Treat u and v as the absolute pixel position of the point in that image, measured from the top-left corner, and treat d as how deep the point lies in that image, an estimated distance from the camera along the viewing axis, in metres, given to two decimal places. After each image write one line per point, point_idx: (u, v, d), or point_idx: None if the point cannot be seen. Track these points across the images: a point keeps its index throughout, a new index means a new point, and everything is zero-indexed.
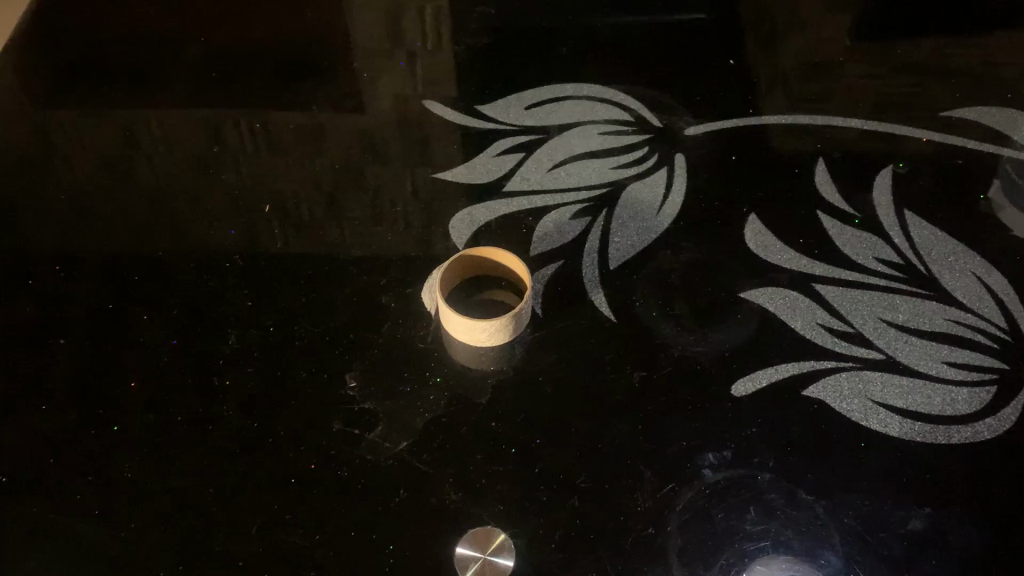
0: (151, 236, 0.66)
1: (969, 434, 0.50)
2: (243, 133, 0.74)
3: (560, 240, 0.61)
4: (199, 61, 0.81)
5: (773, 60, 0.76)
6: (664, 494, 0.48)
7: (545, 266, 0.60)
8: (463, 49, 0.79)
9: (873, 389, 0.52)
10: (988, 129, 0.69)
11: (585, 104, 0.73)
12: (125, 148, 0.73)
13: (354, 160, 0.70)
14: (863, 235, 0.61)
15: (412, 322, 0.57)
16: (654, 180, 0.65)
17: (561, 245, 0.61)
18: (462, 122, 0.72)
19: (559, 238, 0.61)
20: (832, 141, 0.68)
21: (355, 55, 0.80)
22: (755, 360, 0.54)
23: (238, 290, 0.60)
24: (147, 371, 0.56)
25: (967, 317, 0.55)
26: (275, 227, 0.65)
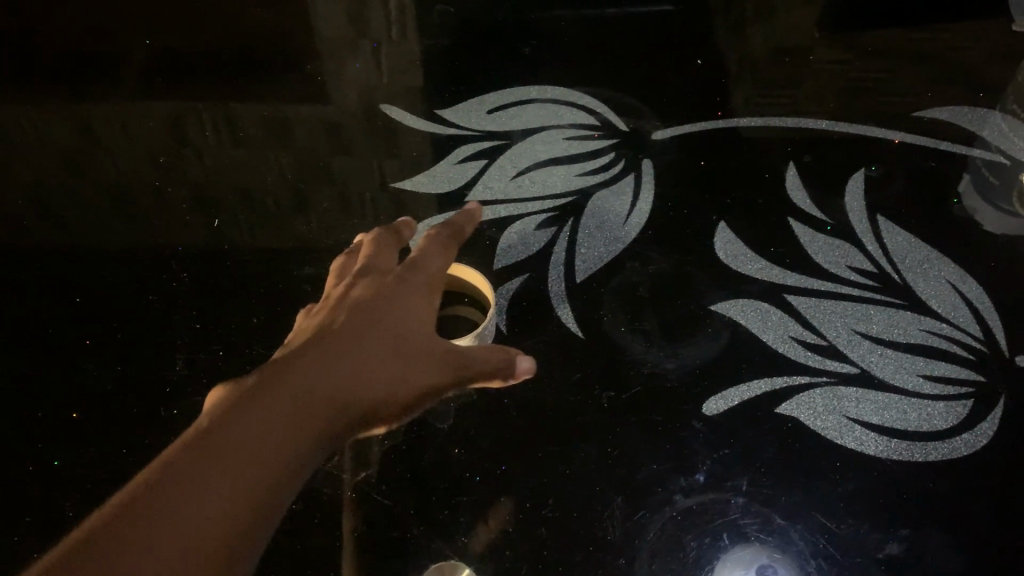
0: (96, 252, 0.63)
1: (947, 450, 0.48)
2: (193, 137, 0.70)
3: (522, 253, 0.59)
4: (145, 57, 0.77)
5: (742, 55, 0.74)
6: (634, 522, 0.47)
7: (507, 281, 0.58)
8: (424, 46, 0.76)
9: (848, 405, 0.51)
10: (963, 125, 0.67)
11: (550, 107, 0.70)
12: (69, 154, 0.70)
13: (309, 167, 0.67)
14: (835, 243, 0.59)
15: None
16: (621, 187, 0.63)
17: (523, 259, 0.59)
18: (421, 126, 0.69)
19: (521, 252, 0.59)
20: (802, 142, 0.66)
21: (311, 53, 0.77)
22: (725, 377, 0.52)
23: (187, 311, 0.58)
24: (91, 400, 0.54)
25: (942, 327, 0.54)
26: (225, 241, 0.62)
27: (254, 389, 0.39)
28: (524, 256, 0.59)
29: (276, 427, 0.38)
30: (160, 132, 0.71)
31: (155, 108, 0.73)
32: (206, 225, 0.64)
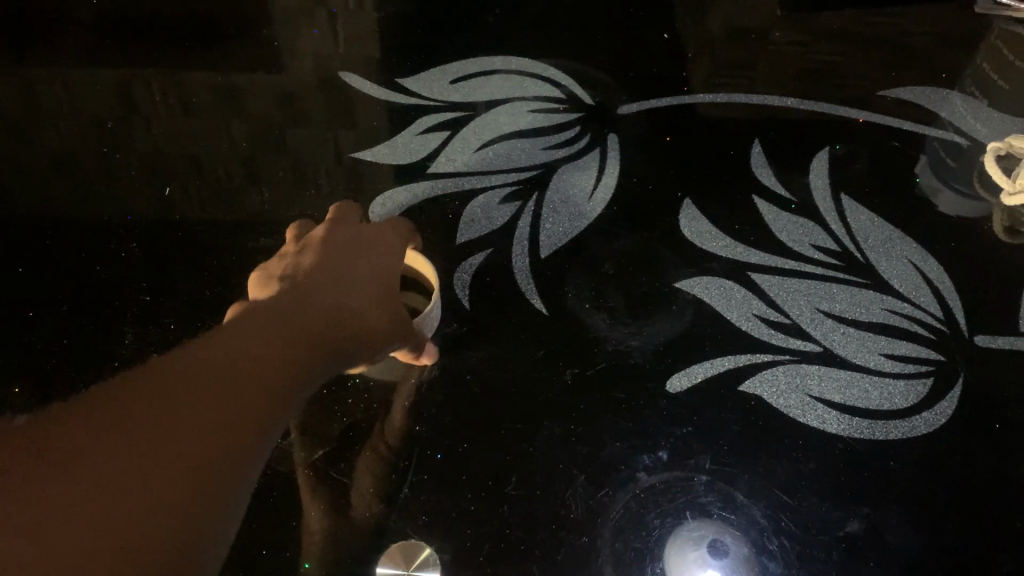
0: (39, 220, 0.60)
1: (907, 429, 0.49)
2: (143, 101, 0.68)
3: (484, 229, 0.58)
4: (92, 18, 0.74)
5: (708, 30, 0.73)
6: (598, 500, 0.46)
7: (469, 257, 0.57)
8: (384, 14, 0.74)
9: (811, 384, 0.51)
10: (925, 106, 0.67)
11: (514, 79, 0.69)
12: (10, 116, 0.67)
13: (265, 137, 0.65)
14: (799, 222, 0.59)
15: None
16: (586, 162, 0.62)
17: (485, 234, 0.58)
18: (382, 95, 0.68)
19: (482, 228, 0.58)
20: (767, 120, 0.66)
21: (267, 18, 0.74)
22: (690, 354, 0.52)
23: (136, 283, 0.56)
24: (33, 373, 0.52)
25: (904, 306, 0.54)
26: (176, 211, 0.60)
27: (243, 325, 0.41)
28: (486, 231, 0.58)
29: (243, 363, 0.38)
30: (107, 97, 0.68)
31: (101, 71, 0.70)
32: (157, 194, 0.61)
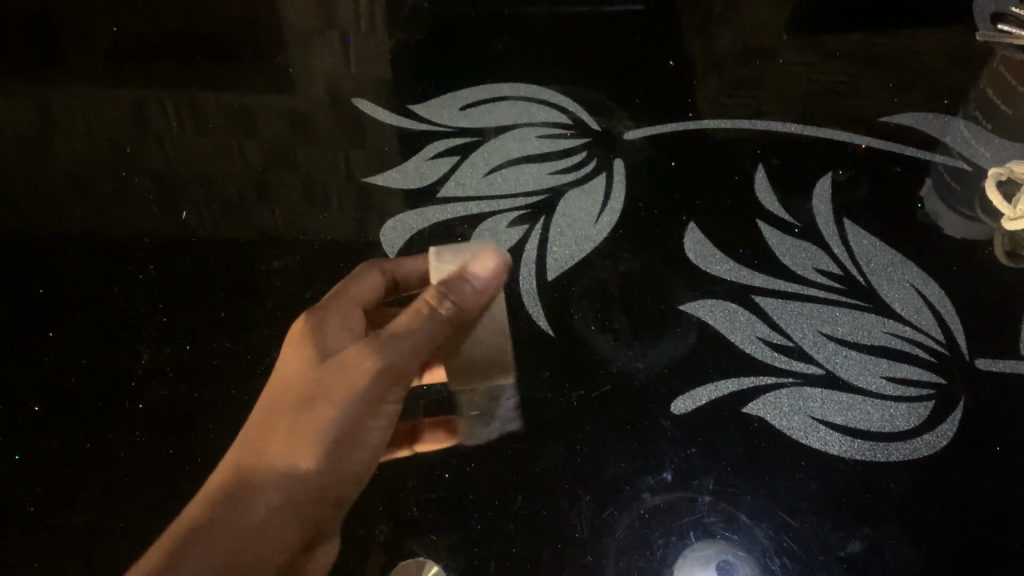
0: (58, 242, 0.62)
1: (908, 451, 0.50)
2: (160, 125, 0.69)
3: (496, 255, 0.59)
4: (110, 43, 0.76)
5: (713, 55, 0.74)
6: (603, 520, 0.47)
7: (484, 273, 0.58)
8: (395, 39, 0.76)
9: (813, 406, 0.51)
10: (927, 131, 0.68)
11: (523, 105, 0.70)
12: (31, 139, 0.69)
13: (277, 160, 0.67)
14: (802, 246, 0.60)
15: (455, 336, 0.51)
16: (592, 187, 0.64)
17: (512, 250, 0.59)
18: (392, 120, 0.69)
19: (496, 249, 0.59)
20: (772, 144, 0.67)
21: (281, 43, 0.76)
22: (693, 377, 0.53)
23: (152, 304, 0.57)
24: (53, 394, 0.53)
25: (905, 329, 0.55)
26: (191, 233, 0.62)
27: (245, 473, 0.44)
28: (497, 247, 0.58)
29: (289, 458, 0.43)
30: (125, 119, 0.70)
31: (120, 94, 0.72)
32: (173, 217, 0.63)
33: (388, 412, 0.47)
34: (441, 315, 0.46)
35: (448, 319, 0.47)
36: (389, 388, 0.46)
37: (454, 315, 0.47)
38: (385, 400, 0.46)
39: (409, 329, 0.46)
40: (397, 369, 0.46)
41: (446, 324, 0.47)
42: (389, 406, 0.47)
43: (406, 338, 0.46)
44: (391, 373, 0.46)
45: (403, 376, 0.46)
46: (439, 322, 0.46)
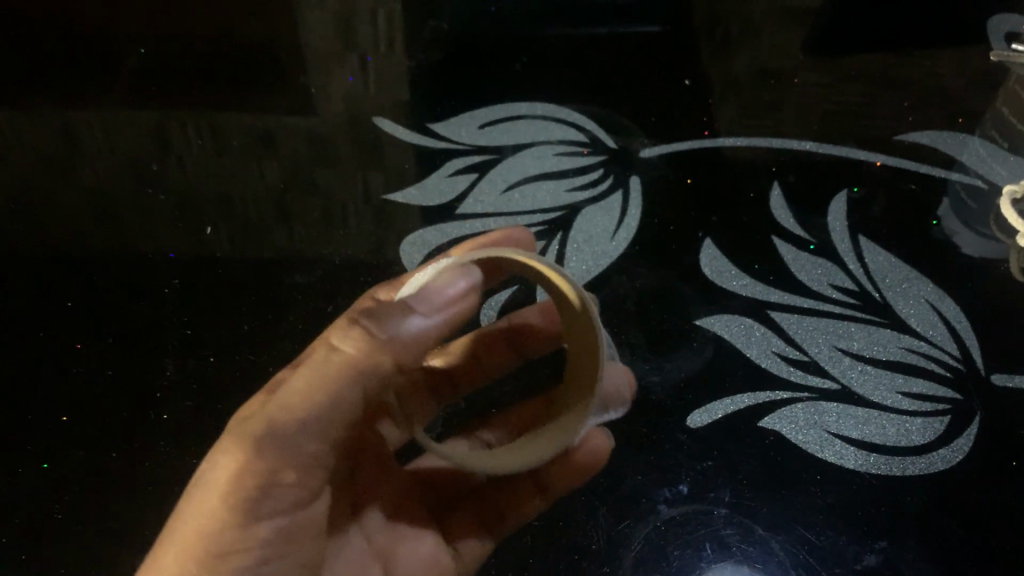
0: (86, 255, 0.63)
1: (924, 465, 0.50)
2: (186, 143, 0.71)
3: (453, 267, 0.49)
4: (138, 63, 0.78)
5: (728, 75, 0.75)
6: (619, 531, 0.48)
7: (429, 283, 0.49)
8: (414, 61, 0.77)
9: (830, 420, 0.52)
10: (942, 150, 0.68)
11: (540, 124, 0.71)
12: (59, 158, 0.71)
13: (300, 177, 0.68)
14: (818, 262, 0.60)
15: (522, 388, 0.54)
16: (609, 203, 0.65)
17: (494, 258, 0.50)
18: (412, 139, 0.70)
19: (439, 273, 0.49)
20: (787, 162, 0.67)
21: (303, 65, 0.77)
22: (709, 391, 0.53)
23: (176, 317, 0.59)
24: (80, 404, 0.55)
25: (921, 345, 0.56)
26: (216, 248, 0.63)
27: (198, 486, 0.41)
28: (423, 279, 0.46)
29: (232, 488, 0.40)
30: (152, 138, 0.71)
31: (145, 115, 0.73)
32: (197, 232, 0.64)
33: (274, 514, 0.41)
34: (334, 371, 0.42)
35: (342, 381, 0.42)
36: (250, 483, 0.40)
37: (344, 372, 0.42)
38: (258, 499, 0.41)
39: (296, 404, 0.41)
40: (262, 459, 0.40)
41: (341, 392, 0.43)
42: (268, 504, 0.41)
43: (280, 414, 0.41)
44: (252, 464, 0.40)
45: (276, 468, 0.41)
46: (332, 379, 0.42)
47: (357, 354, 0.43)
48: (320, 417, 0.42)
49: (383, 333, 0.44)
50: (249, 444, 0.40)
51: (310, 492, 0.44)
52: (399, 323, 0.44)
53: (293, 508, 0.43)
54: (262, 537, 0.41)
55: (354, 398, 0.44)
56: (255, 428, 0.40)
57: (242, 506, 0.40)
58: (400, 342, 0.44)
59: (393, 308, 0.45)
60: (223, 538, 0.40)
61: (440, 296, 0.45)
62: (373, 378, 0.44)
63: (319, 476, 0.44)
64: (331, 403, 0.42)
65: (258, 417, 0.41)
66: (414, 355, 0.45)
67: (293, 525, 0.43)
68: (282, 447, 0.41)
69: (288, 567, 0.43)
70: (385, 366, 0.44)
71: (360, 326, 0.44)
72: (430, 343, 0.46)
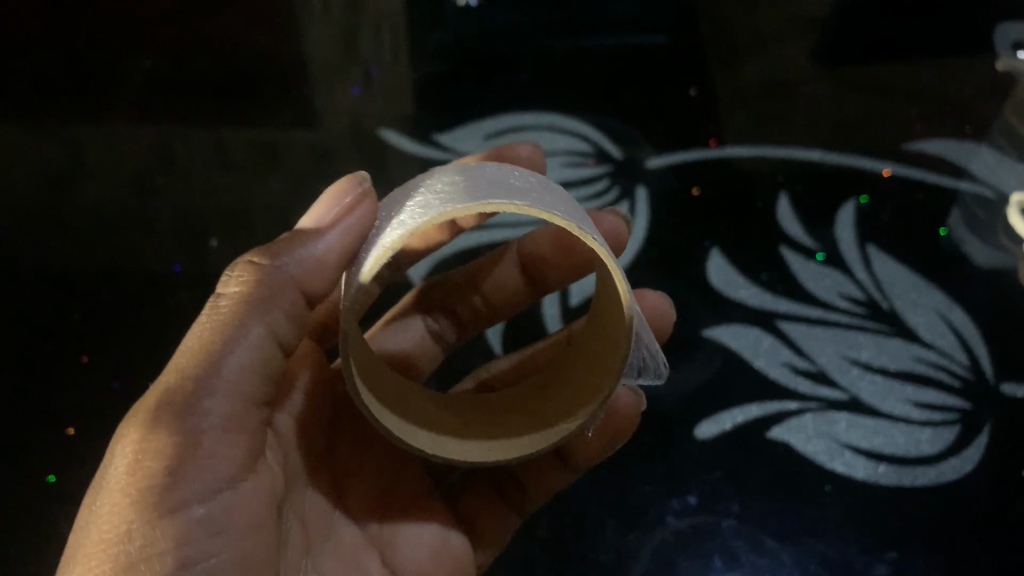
0: (93, 267, 0.64)
1: (933, 475, 0.50)
2: (191, 156, 0.71)
3: (442, 190, 0.41)
4: (144, 76, 0.78)
5: (734, 84, 0.75)
6: (629, 542, 0.48)
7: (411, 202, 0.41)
8: (419, 71, 0.77)
9: (839, 431, 0.52)
10: (950, 159, 0.68)
11: (546, 133, 0.71)
12: (65, 170, 0.71)
13: (306, 189, 0.68)
14: (826, 272, 0.60)
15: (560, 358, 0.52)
16: (616, 214, 0.65)
17: (494, 182, 0.41)
18: (417, 151, 0.70)
19: (426, 199, 0.40)
20: (793, 172, 0.67)
21: (309, 78, 0.78)
22: (718, 401, 0.54)
23: (185, 329, 0.59)
24: (88, 415, 0.55)
25: (929, 354, 0.56)
26: (222, 260, 0.63)
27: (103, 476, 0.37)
28: (419, 224, 0.38)
29: (138, 465, 0.36)
30: (159, 151, 0.72)
31: (152, 128, 0.74)
32: (203, 244, 0.64)
33: (192, 499, 0.37)
34: (229, 311, 0.40)
35: (237, 320, 0.39)
36: (155, 471, 0.36)
37: (237, 311, 0.40)
38: (167, 484, 0.36)
39: (187, 361, 0.38)
40: (159, 434, 0.37)
41: (239, 333, 0.39)
42: (181, 489, 0.36)
43: (174, 380, 0.38)
44: (150, 443, 0.36)
45: (180, 443, 0.37)
46: (225, 322, 0.39)
47: (244, 288, 0.41)
48: (220, 370, 0.38)
49: (269, 261, 0.41)
50: (143, 420, 0.37)
51: (238, 467, 0.39)
52: (293, 247, 0.42)
53: (222, 489, 0.38)
54: (183, 529, 0.36)
55: (259, 339, 0.40)
56: (149, 403, 0.38)
57: (147, 495, 0.36)
58: (295, 265, 0.42)
59: (296, 236, 0.43)
60: (132, 539, 0.35)
61: (331, 209, 0.43)
62: (279, 310, 0.41)
63: (243, 447, 0.39)
64: (233, 349, 0.39)
65: (154, 393, 0.38)
66: (318, 281, 0.42)
67: (228, 511, 0.38)
68: (178, 416, 0.37)
69: (232, 564, 0.38)
70: (289, 293, 0.41)
71: (244, 264, 0.42)
72: (338, 262, 0.43)
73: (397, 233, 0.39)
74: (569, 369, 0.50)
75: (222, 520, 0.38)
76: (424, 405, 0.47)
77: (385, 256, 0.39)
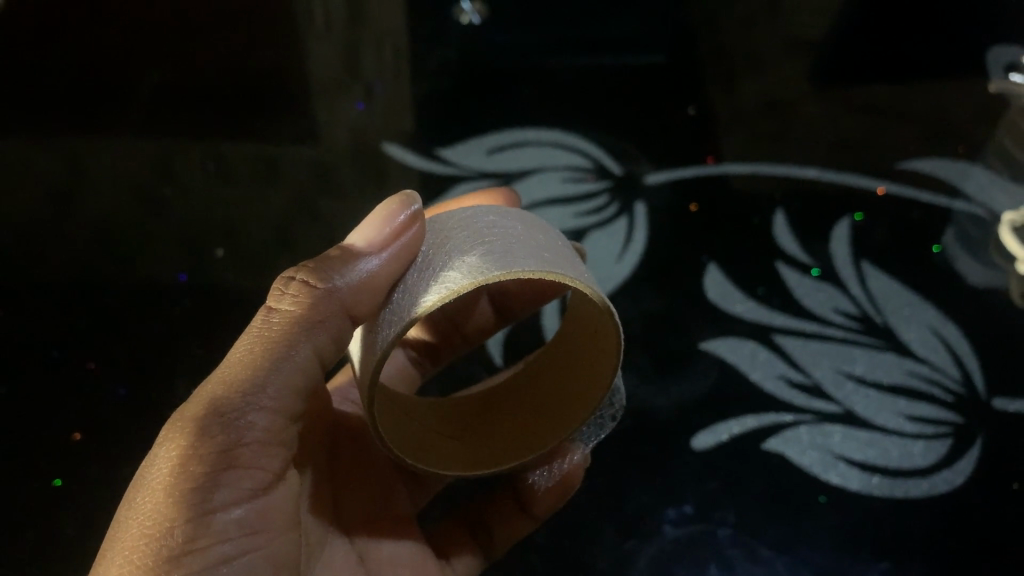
0: (98, 276, 0.65)
1: (926, 487, 0.51)
2: (196, 168, 0.72)
3: (507, 246, 0.42)
4: (150, 90, 0.79)
5: (730, 103, 0.76)
6: (626, 549, 0.49)
7: (472, 249, 0.42)
8: (421, 87, 0.78)
9: (833, 443, 0.53)
10: (944, 178, 0.69)
11: (547, 149, 0.72)
12: (73, 180, 0.72)
13: (310, 201, 0.69)
14: (821, 287, 0.61)
15: (552, 364, 0.52)
16: (614, 229, 0.66)
17: (556, 254, 0.42)
18: (419, 164, 0.71)
19: (494, 251, 0.41)
20: (789, 190, 0.68)
21: (313, 93, 0.79)
22: (714, 413, 0.55)
23: (189, 336, 0.60)
24: (93, 421, 0.56)
25: (923, 368, 0.57)
26: (226, 270, 0.64)
27: (144, 475, 0.37)
28: (499, 277, 0.39)
29: (183, 467, 0.36)
30: (164, 163, 0.73)
31: (157, 140, 0.75)
32: (208, 254, 0.65)
33: (231, 503, 0.37)
34: (281, 329, 0.40)
35: (287, 339, 0.40)
36: (200, 474, 0.37)
37: (289, 330, 0.40)
38: (209, 487, 0.37)
39: (233, 370, 0.39)
40: (206, 441, 0.37)
41: (289, 352, 0.40)
42: (221, 492, 0.37)
43: (222, 387, 0.38)
44: (195, 449, 0.37)
45: (224, 450, 0.37)
46: (277, 339, 0.40)
47: (298, 308, 0.41)
48: (267, 382, 0.39)
49: (323, 282, 0.41)
50: (189, 427, 0.37)
51: (273, 475, 0.40)
52: (346, 267, 0.42)
53: (257, 495, 0.39)
54: (220, 530, 0.37)
55: (306, 359, 0.40)
56: (195, 409, 0.38)
57: (190, 497, 0.36)
58: (348, 288, 0.42)
59: (346, 257, 0.43)
60: (174, 536, 0.36)
61: (384, 230, 0.43)
62: (326, 331, 0.41)
63: (279, 454, 0.40)
64: (280, 366, 0.39)
65: (200, 400, 0.38)
66: (366, 303, 0.42)
67: (262, 514, 0.39)
68: (224, 425, 0.38)
69: (263, 563, 0.39)
70: (337, 316, 0.41)
71: (298, 282, 0.41)
72: (385, 286, 0.43)
73: (466, 278, 0.40)
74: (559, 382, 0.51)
75: (253, 526, 0.38)
76: (416, 425, 0.49)
77: (449, 298, 0.39)
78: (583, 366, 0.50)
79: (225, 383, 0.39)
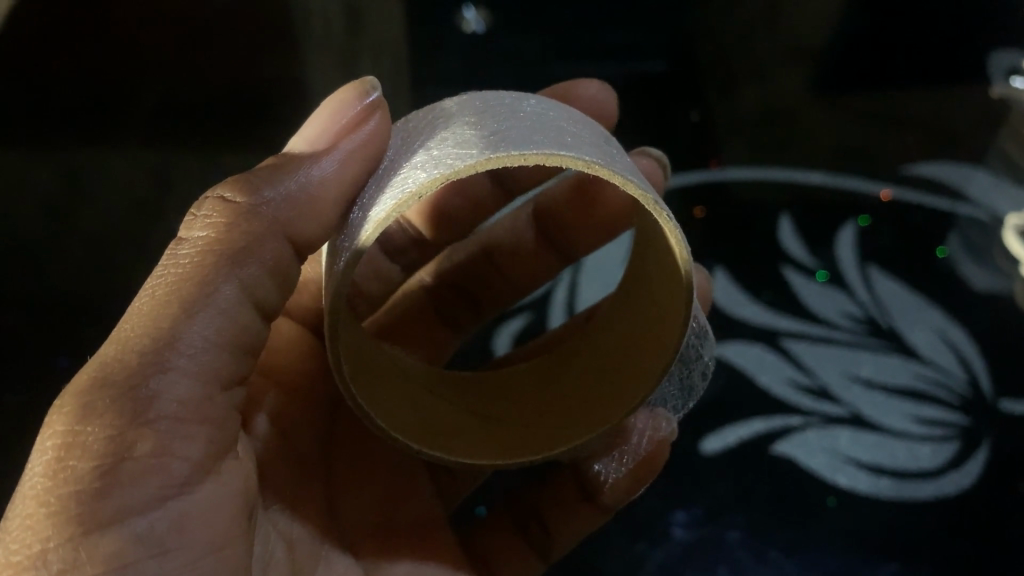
0: (102, 290, 0.65)
1: (934, 488, 0.52)
2: (198, 178, 0.73)
3: (485, 137, 0.37)
4: (149, 103, 0.80)
5: (730, 109, 0.77)
6: (636, 554, 0.50)
7: (441, 147, 0.38)
8: (423, 96, 0.79)
9: (841, 445, 0.53)
10: (946, 183, 0.69)
11: None
12: (73, 193, 0.72)
13: None
14: (827, 291, 0.62)
15: (592, 342, 0.51)
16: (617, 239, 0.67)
17: (542, 134, 0.38)
18: None
19: (462, 143, 0.37)
20: (795, 194, 0.68)
21: (314, 101, 0.79)
22: (721, 415, 0.55)
23: None
24: None
25: (929, 370, 0.57)
26: None
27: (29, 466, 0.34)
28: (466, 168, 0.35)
29: (65, 464, 0.33)
30: (165, 174, 0.73)
31: (158, 153, 0.75)
32: None
33: (126, 510, 0.33)
34: (193, 264, 0.37)
35: (198, 284, 0.36)
36: (84, 472, 0.32)
37: (201, 267, 0.37)
38: (98, 488, 0.32)
39: (132, 334, 0.35)
40: (91, 428, 0.33)
41: (206, 294, 0.36)
42: (113, 497, 0.33)
43: (118, 355, 0.34)
44: (79, 438, 0.33)
45: (115, 436, 0.33)
46: (189, 277, 0.36)
47: (212, 233, 0.38)
48: (168, 353, 0.35)
49: (247, 196, 0.39)
50: (72, 408, 0.33)
51: (194, 466, 0.35)
52: (276, 180, 0.40)
53: (170, 497, 0.34)
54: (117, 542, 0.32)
55: (231, 299, 0.37)
56: (85, 384, 0.34)
57: (71, 508, 0.32)
58: (275, 199, 0.39)
59: (283, 165, 0.41)
60: (50, 561, 0.32)
61: (332, 130, 0.42)
62: (256, 260, 0.38)
63: (201, 438, 0.35)
64: (182, 331, 0.35)
65: (93, 370, 0.34)
66: (307, 220, 0.40)
67: (178, 524, 0.34)
68: (116, 406, 0.33)
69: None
70: (272, 230, 0.39)
71: (213, 200, 0.39)
72: (336, 198, 0.41)
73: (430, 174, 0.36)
74: (597, 352, 0.49)
75: (167, 534, 0.34)
76: (434, 402, 0.47)
77: (410, 202, 0.36)
78: (613, 350, 0.48)
79: (121, 353, 0.34)
